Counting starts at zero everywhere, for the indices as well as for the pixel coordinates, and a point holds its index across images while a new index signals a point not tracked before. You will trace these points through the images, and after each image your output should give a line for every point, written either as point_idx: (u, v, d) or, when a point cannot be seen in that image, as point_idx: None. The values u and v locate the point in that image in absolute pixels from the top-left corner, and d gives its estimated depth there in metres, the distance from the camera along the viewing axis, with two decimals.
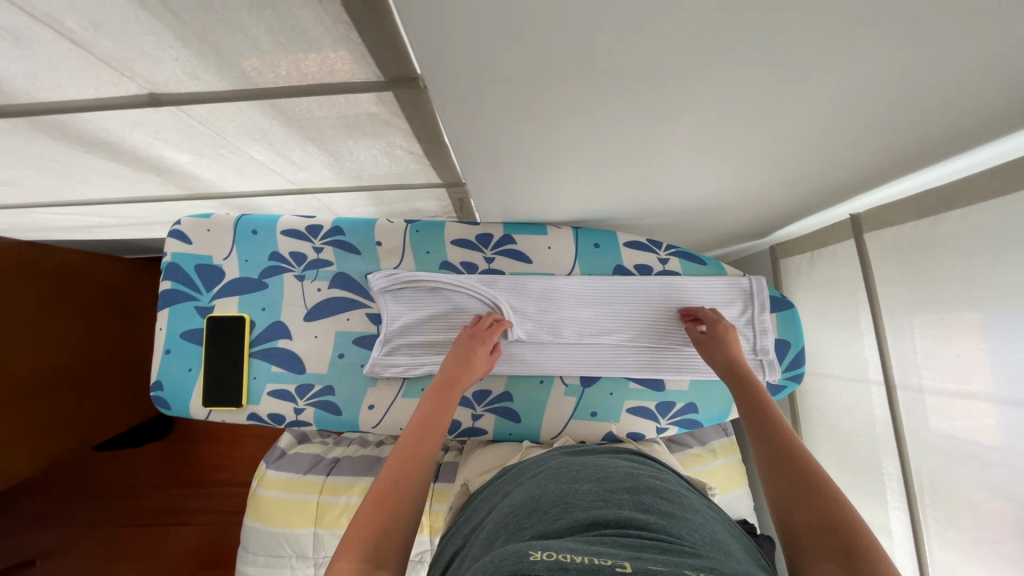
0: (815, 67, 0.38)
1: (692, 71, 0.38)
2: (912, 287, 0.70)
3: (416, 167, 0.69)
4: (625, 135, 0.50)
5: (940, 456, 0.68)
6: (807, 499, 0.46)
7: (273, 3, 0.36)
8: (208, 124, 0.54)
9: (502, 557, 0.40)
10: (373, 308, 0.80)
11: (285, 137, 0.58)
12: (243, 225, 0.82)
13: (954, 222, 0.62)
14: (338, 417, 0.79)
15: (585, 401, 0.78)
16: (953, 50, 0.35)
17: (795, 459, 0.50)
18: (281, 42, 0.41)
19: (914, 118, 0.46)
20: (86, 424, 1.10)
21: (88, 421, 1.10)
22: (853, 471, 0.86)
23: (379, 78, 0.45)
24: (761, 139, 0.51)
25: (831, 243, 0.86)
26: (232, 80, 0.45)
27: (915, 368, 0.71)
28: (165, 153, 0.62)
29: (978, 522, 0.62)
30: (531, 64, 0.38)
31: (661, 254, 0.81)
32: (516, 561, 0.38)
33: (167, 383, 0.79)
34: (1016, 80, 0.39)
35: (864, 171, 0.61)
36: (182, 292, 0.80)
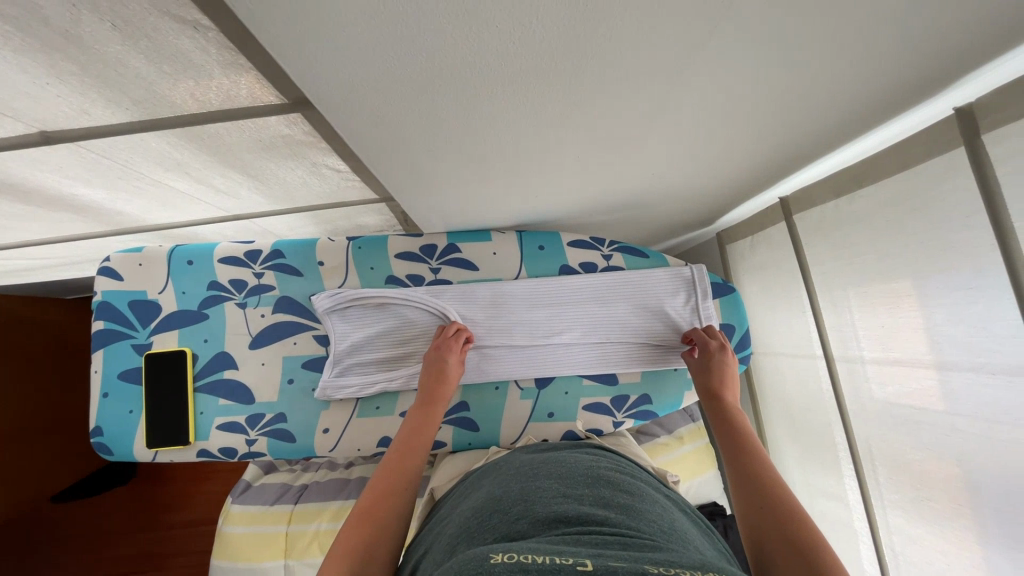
0: (697, 61, 0.39)
1: (582, 72, 0.39)
2: (839, 263, 0.73)
3: (346, 184, 0.68)
4: (539, 138, 0.51)
5: (879, 422, 0.71)
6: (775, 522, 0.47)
7: (146, 33, 0.35)
8: (113, 158, 0.52)
9: (460, 562, 0.37)
10: (320, 330, 0.78)
11: (201, 165, 0.57)
12: (176, 256, 0.79)
13: (867, 198, 0.65)
14: (293, 445, 0.77)
15: (542, 402, 0.79)
16: (818, 38, 0.37)
17: (764, 485, 0.51)
18: (168, 71, 0.40)
19: (806, 103, 0.48)
20: None
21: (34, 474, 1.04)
22: (809, 445, 0.89)
23: (280, 99, 0.45)
24: (671, 132, 0.52)
25: (768, 226, 0.89)
26: (125, 111, 0.44)
27: (850, 340, 0.74)
28: (76, 191, 0.60)
29: (918, 481, 0.65)
30: (423, 77, 0.38)
31: (605, 250, 0.82)
32: (474, 562, 0.36)
33: (108, 428, 0.75)
34: (885, 60, 0.41)
35: (780, 155, 0.63)
36: (117, 332, 0.77)
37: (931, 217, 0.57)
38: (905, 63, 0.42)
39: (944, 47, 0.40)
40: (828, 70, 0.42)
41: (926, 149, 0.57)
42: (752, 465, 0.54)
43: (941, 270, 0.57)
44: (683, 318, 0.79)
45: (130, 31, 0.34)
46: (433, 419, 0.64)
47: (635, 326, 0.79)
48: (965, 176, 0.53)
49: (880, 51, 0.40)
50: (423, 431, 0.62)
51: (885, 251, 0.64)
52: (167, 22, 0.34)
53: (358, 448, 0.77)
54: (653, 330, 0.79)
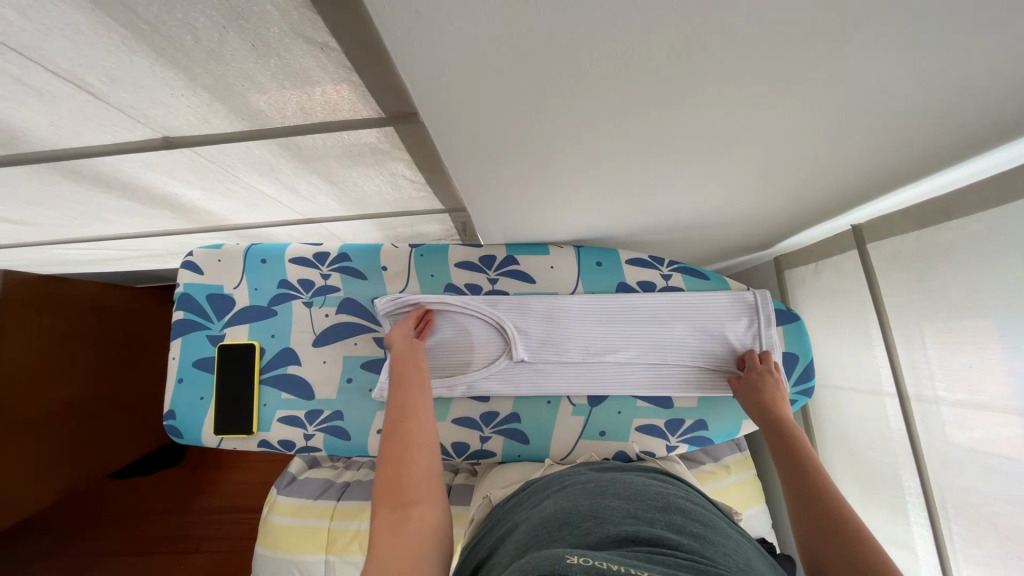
0: (801, 89, 0.39)
1: (681, 96, 0.40)
2: (918, 297, 0.70)
3: (418, 194, 0.71)
4: (620, 158, 0.51)
5: (960, 470, 0.66)
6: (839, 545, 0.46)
7: (278, 52, 0.38)
8: (218, 162, 0.56)
9: (538, 558, 0.39)
10: (379, 332, 0.81)
11: (292, 171, 0.60)
12: (252, 254, 0.83)
13: (956, 231, 0.62)
14: (347, 443, 0.79)
15: (593, 420, 0.78)
16: (935, 70, 0.36)
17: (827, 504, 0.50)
18: (286, 86, 0.43)
19: (905, 132, 0.47)
20: (103, 452, 1.11)
21: (105, 448, 1.12)
22: (873, 486, 0.84)
23: (380, 113, 0.47)
24: (754, 156, 0.51)
25: (835, 253, 0.86)
26: (240, 121, 0.47)
27: (926, 378, 0.70)
28: (178, 191, 0.65)
29: (1004, 537, 0.60)
30: (523, 98, 0.40)
31: (663, 270, 0.81)
32: (552, 560, 0.38)
33: (180, 412, 0.80)
34: (1003, 91, 0.39)
35: (863, 183, 0.61)
36: (195, 322, 0.82)
37: None
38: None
39: None
40: (937, 101, 0.41)
41: None
42: (811, 483, 0.53)
43: None
44: (743, 344, 0.77)
45: (266, 52, 0.38)
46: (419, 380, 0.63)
47: (691, 349, 0.77)
48: None
49: (999, 83, 0.38)
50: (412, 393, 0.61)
51: (975, 287, 0.61)
52: (299, 44, 0.37)
53: None
54: (711, 354, 0.77)
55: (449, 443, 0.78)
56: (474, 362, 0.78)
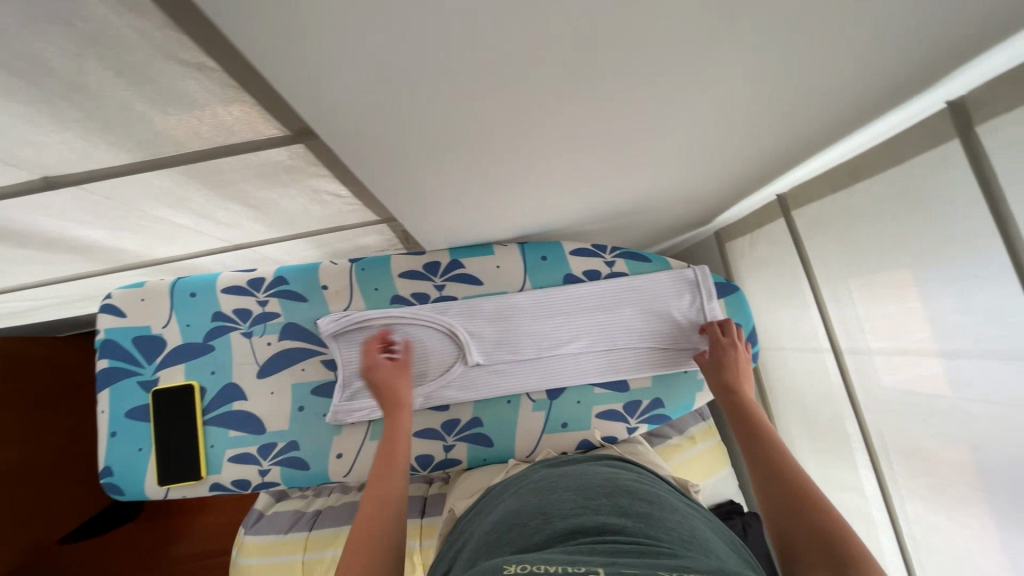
0: (698, 72, 0.40)
1: (585, 89, 0.40)
2: (840, 256, 0.74)
3: (348, 208, 0.68)
4: (541, 154, 0.51)
5: (893, 411, 0.71)
6: (795, 518, 0.47)
7: (151, 77, 0.35)
8: (116, 198, 0.52)
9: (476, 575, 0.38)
10: (328, 354, 0.78)
11: (203, 199, 0.57)
12: (180, 289, 0.78)
13: (864, 192, 0.66)
14: (307, 472, 0.76)
15: (554, 413, 0.78)
16: (813, 45, 0.38)
17: (785, 479, 0.51)
18: (170, 112, 0.40)
19: (803, 104, 0.49)
20: (45, 515, 1.03)
21: (46, 511, 1.04)
22: (822, 437, 0.89)
23: (283, 131, 0.45)
24: (670, 139, 0.53)
25: (766, 223, 0.90)
26: (128, 153, 0.44)
27: (856, 331, 0.74)
28: (77, 232, 0.59)
29: (935, 468, 0.65)
30: (426, 104, 0.39)
31: (607, 257, 0.83)
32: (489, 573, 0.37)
33: (118, 468, 0.74)
34: (879, 59, 0.42)
35: (777, 155, 0.64)
36: (123, 369, 0.76)
37: (929, 206, 0.58)
38: (899, 61, 0.43)
39: (934, 44, 0.41)
40: (825, 73, 0.43)
41: (919, 141, 0.57)
42: (769, 456, 0.54)
43: (944, 260, 0.57)
44: (689, 320, 0.80)
45: (135, 78, 0.35)
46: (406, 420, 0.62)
47: (641, 331, 0.79)
48: (961, 166, 0.53)
49: (876, 51, 0.40)
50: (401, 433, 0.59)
51: (885, 242, 0.65)
52: (171, 66, 0.34)
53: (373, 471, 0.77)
54: (659, 334, 0.79)
55: (413, 457, 0.77)
56: (429, 371, 0.77)
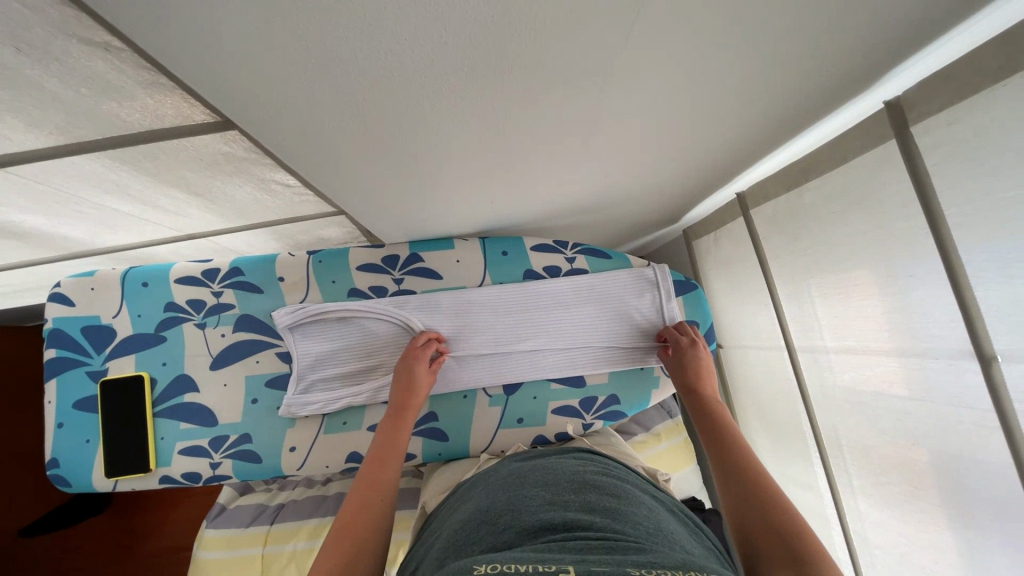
0: (623, 66, 0.40)
1: (510, 80, 0.39)
2: (794, 255, 0.75)
3: (300, 199, 0.67)
4: (483, 146, 0.51)
5: (841, 409, 0.72)
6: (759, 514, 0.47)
7: (56, 56, 0.34)
8: (46, 182, 0.51)
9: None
10: (283, 347, 0.77)
11: (142, 186, 0.56)
12: (131, 279, 0.77)
13: (814, 191, 0.67)
14: (259, 465, 0.75)
15: (510, 409, 0.78)
16: (734, 40, 0.38)
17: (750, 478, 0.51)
18: (86, 93, 0.39)
19: (740, 101, 0.49)
20: None
21: None
22: (779, 435, 0.90)
23: (211, 117, 0.44)
24: (613, 133, 0.53)
25: (728, 222, 0.90)
26: (49, 135, 0.43)
27: (810, 330, 0.75)
28: (13, 218, 0.58)
29: (880, 465, 0.66)
30: (348, 93, 0.38)
31: (568, 253, 0.83)
32: (460, 574, 0.37)
33: (64, 460, 0.73)
34: (806, 56, 0.42)
35: (728, 152, 0.64)
36: (70, 359, 0.75)
37: (872, 206, 0.59)
38: (827, 58, 0.43)
39: (857, 42, 0.41)
40: (753, 70, 0.43)
41: (861, 142, 0.58)
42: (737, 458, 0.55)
43: (886, 259, 0.58)
44: (648, 318, 0.80)
45: (38, 54, 0.34)
46: (403, 430, 0.64)
47: (600, 328, 0.79)
48: (898, 166, 0.54)
49: (800, 48, 0.41)
50: (395, 442, 0.62)
51: (835, 241, 0.66)
52: (76, 45, 0.33)
53: (326, 465, 0.76)
54: (616, 332, 0.80)
55: (367, 451, 0.76)
56: (382, 367, 0.76)
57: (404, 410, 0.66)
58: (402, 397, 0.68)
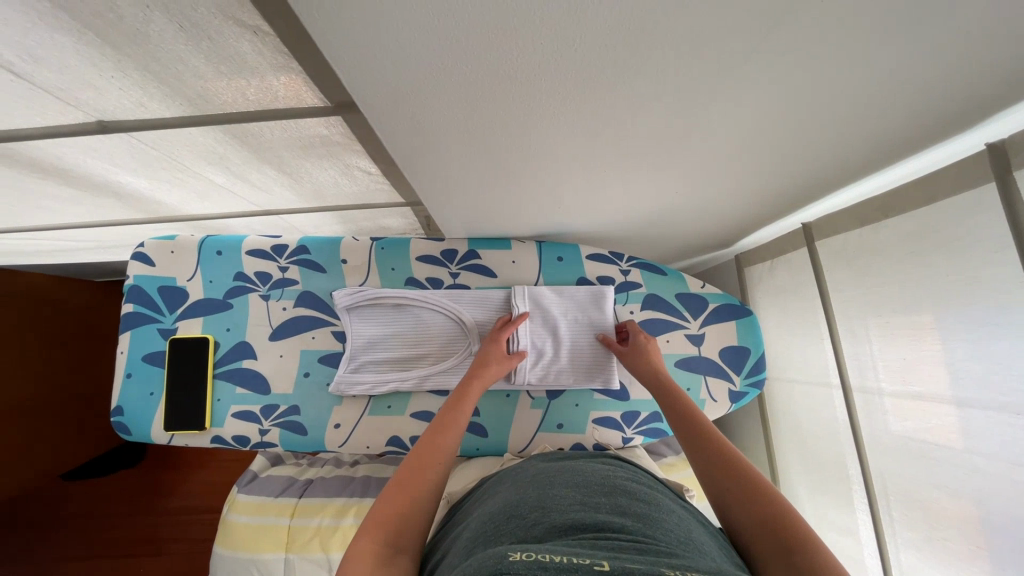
0: (733, 87, 0.40)
1: (620, 93, 0.41)
2: (861, 292, 0.73)
3: (376, 186, 0.70)
4: (570, 154, 0.52)
5: (895, 456, 0.69)
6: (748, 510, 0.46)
7: (209, 35, 0.37)
8: (161, 150, 0.55)
9: (481, 560, 0.39)
10: (338, 326, 0.80)
11: (241, 161, 0.59)
12: (207, 246, 0.81)
13: (892, 229, 0.66)
14: (304, 437, 0.78)
15: (551, 413, 0.79)
16: (850, 72, 0.38)
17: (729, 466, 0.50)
18: (222, 71, 0.42)
19: (837, 131, 0.49)
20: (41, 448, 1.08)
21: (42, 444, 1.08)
22: (821, 476, 0.87)
23: (324, 102, 0.47)
24: (698, 152, 0.53)
25: (788, 251, 0.89)
26: (179, 106, 0.47)
27: (869, 370, 0.73)
28: (121, 179, 0.63)
29: (933, 519, 0.63)
30: (463, 91, 0.40)
31: (623, 265, 0.84)
32: (496, 559, 0.38)
33: (129, 408, 0.78)
34: (917, 93, 0.42)
35: (806, 181, 0.63)
36: (145, 316, 0.80)
37: (958, 251, 0.57)
38: (938, 97, 0.43)
39: (974, 83, 0.40)
40: (859, 102, 0.43)
41: (955, 184, 0.57)
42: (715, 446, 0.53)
43: (967, 306, 0.56)
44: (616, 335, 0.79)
45: (195, 33, 0.37)
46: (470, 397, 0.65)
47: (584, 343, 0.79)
48: (995, 211, 0.52)
49: (913, 85, 0.40)
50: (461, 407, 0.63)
51: (910, 283, 0.64)
52: (229, 26, 0.36)
53: (367, 446, 0.78)
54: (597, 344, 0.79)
55: (408, 437, 0.78)
56: (393, 363, 0.78)
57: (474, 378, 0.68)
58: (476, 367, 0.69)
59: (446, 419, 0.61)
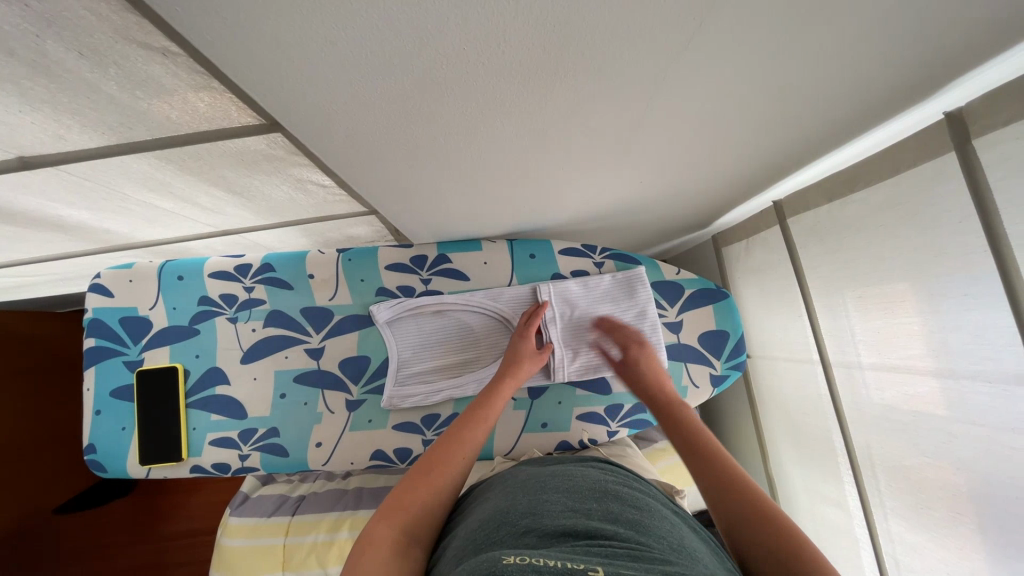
0: (679, 73, 0.39)
1: (561, 89, 0.39)
2: (834, 267, 0.72)
3: (334, 198, 0.67)
4: (523, 153, 0.51)
5: (878, 426, 0.69)
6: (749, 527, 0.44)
7: (115, 60, 0.35)
8: (96, 180, 0.52)
9: (475, 564, 0.38)
10: (312, 344, 0.78)
11: (185, 185, 0.56)
12: (167, 272, 0.79)
13: (859, 202, 0.65)
14: (286, 459, 0.77)
15: (534, 413, 0.79)
16: (797, 51, 0.37)
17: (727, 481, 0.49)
18: (140, 95, 0.40)
19: (792, 110, 0.48)
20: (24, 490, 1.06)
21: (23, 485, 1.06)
22: (808, 450, 0.88)
23: (258, 120, 0.44)
24: (656, 140, 0.52)
25: (762, 229, 0.88)
26: (102, 135, 0.44)
27: (847, 344, 0.73)
28: (60, 212, 0.60)
29: (917, 488, 0.64)
30: (397, 98, 0.38)
31: (596, 258, 0.83)
32: (489, 564, 0.37)
33: (102, 445, 0.75)
34: (867, 66, 0.41)
35: (771, 159, 0.62)
36: (109, 349, 0.77)
37: (923, 220, 0.57)
38: (888, 70, 0.42)
39: (921, 54, 0.40)
40: (811, 78, 0.42)
41: (916, 152, 0.56)
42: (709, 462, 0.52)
43: (936, 275, 0.56)
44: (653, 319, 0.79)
45: (99, 59, 0.35)
46: (503, 395, 0.65)
47: (621, 330, 0.79)
48: (956, 179, 0.52)
49: (860, 60, 0.40)
50: (494, 403, 0.63)
51: (880, 254, 0.63)
52: (135, 50, 0.34)
53: (351, 462, 0.77)
54: (634, 331, 0.79)
55: (392, 449, 0.77)
56: (436, 367, 0.77)
57: (507, 375, 0.68)
58: (509, 364, 0.70)
59: (477, 413, 0.61)
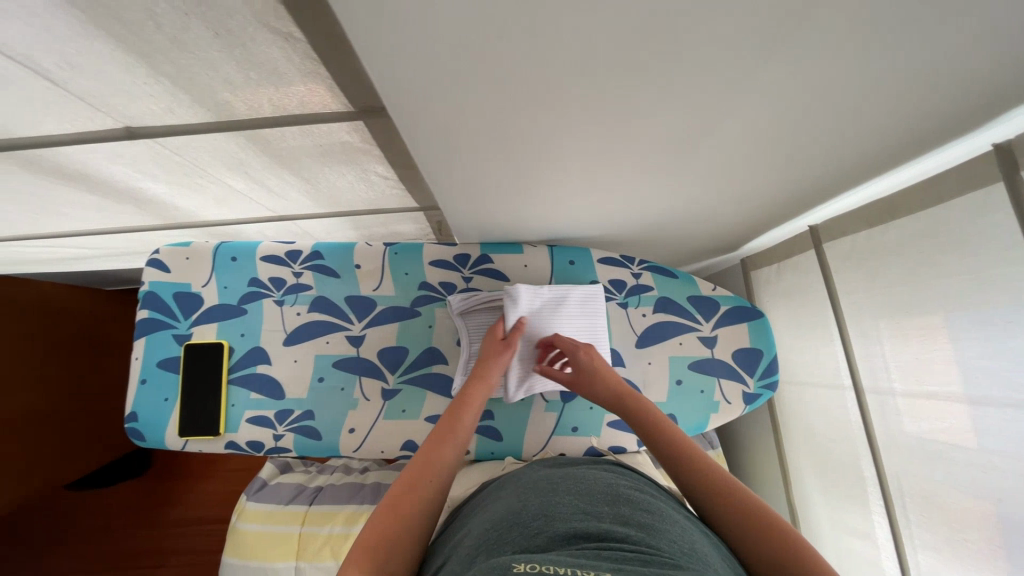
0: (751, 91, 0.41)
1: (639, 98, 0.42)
2: (871, 292, 0.73)
3: (392, 192, 0.71)
4: (586, 159, 0.53)
5: (912, 456, 0.68)
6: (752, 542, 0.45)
7: (243, 41, 0.39)
8: (185, 156, 0.56)
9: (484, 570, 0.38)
10: (353, 331, 0.81)
11: (261, 167, 0.60)
12: (221, 253, 0.82)
13: (901, 230, 0.66)
14: (318, 442, 0.78)
15: (564, 416, 0.80)
16: (866, 78, 0.39)
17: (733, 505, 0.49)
18: (252, 77, 0.43)
19: (847, 135, 0.50)
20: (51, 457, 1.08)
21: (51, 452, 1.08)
22: (835, 478, 0.86)
23: (349, 108, 0.48)
24: (712, 156, 0.54)
25: (795, 254, 0.90)
26: (205, 112, 0.48)
27: (881, 371, 0.73)
28: (141, 184, 0.63)
29: (952, 522, 0.62)
30: (487, 96, 0.41)
31: (634, 268, 0.87)
32: (498, 570, 0.37)
33: (143, 414, 0.78)
34: (928, 97, 0.43)
35: (816, 183, 0.64)
36: (160, 321, 0.80)
37: (968, 250, 0.58)
38: (948, 101, 0.44)
39: (982, 87, 0.42)
40: (873, 105, 0.44)
41: (962, 184, 0.58)
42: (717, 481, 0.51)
43: (978, 304, 0.57)
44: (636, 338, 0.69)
45: (229, 40, 0.38)
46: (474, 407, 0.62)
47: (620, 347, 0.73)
48: (1005, 211, 0.53)
49: (924, 90, 0.42)
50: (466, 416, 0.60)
51: (921, 283, 0.64)
52: (263, 34, 0.38)
53: (381, 451, 0.78)
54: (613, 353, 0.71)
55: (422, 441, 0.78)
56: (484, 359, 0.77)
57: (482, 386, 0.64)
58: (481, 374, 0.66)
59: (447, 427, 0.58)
